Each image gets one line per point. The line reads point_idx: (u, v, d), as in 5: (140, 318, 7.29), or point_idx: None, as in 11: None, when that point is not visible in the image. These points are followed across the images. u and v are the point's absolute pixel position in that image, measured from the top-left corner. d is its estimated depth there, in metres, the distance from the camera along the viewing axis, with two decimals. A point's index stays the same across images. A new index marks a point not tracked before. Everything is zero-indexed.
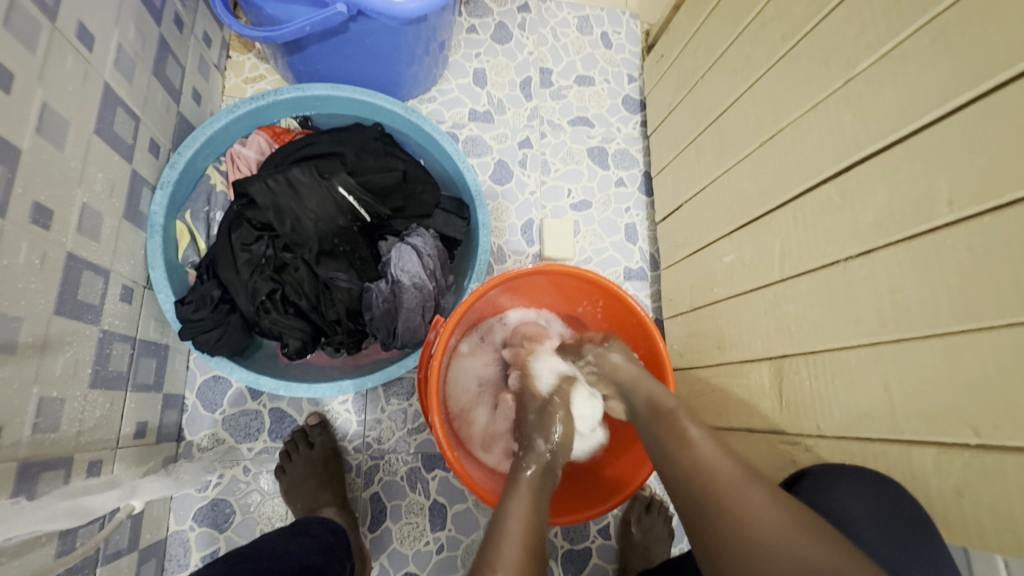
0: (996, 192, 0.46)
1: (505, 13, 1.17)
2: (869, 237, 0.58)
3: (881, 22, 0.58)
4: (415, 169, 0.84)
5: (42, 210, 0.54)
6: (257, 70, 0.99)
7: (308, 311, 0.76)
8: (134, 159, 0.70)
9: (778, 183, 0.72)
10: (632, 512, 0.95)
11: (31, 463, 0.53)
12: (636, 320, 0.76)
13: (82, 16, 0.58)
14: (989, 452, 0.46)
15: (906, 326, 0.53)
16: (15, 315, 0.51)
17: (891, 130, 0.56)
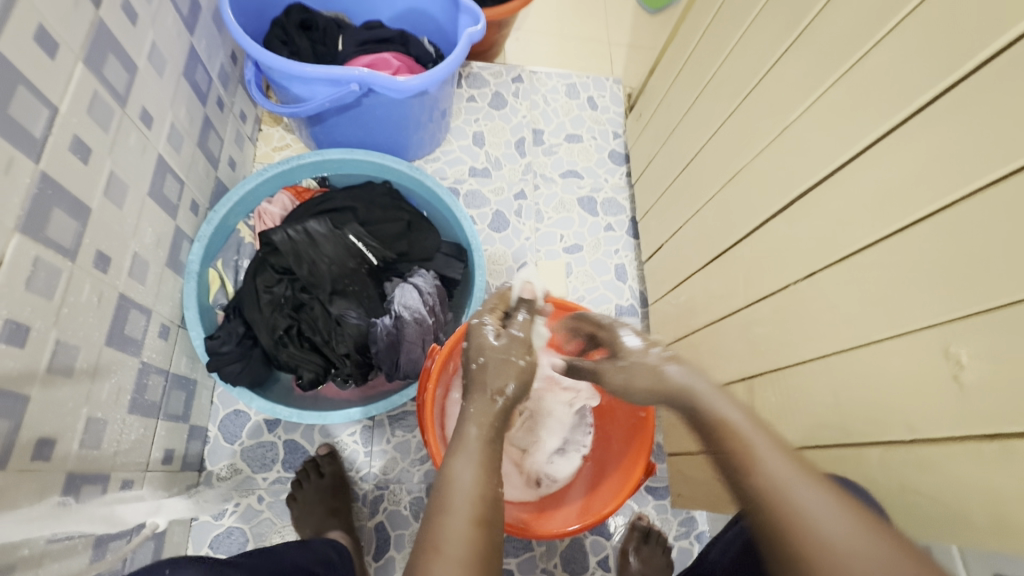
0: (902, 215, 0.53)
1: (501, 84, 1.33)
2: (811, 262, 0.65)
3: (805, 80, 0.68)
4: (419, 219, 0.95)
5: (102, 256, 0.65)
6: (284, 139, 1.14)
7: (321, 345, 0.85)
8: (177, 216, 0.83)
9: (738, 219, 0.81)
10: (631, 541, 0.96)
11: (76, 475, 0.61)
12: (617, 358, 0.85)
13: (145, 103, 0.72)
14: (922, 446, 0.50)
15: (846, 337, 0.59)
16: (74, 343, 0.60)
17: (818, 170, 0.65)
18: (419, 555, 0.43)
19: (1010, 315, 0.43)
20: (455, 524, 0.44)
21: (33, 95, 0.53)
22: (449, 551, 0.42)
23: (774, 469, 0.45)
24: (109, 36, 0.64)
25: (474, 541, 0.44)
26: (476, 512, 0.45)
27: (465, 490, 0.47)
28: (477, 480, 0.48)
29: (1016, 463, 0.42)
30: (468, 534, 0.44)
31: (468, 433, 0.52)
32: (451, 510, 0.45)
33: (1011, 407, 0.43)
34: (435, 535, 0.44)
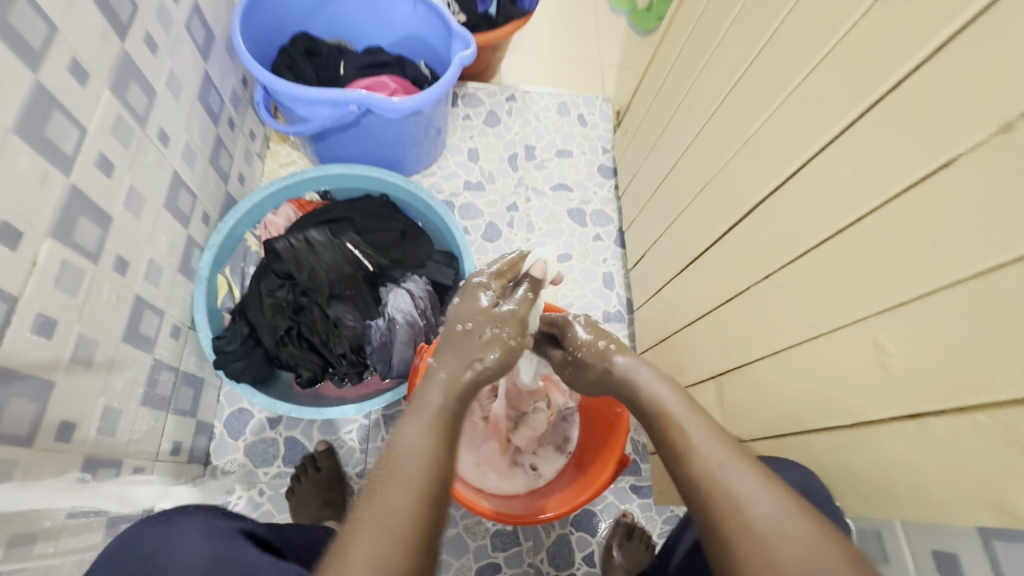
0: (834, 222, 0.58)
1: (495, 103, 1.41)
2: (767, 265, 0.70)
3: (757, 98, 0.73)
4: (413, 228, 1.02)
5: (121, 261, 0.72)
6: (290, 156, 1.22)
7: (319, 346, 0.91)
8: (189, 226, 0.90)
9: (707, 227, 0.86)
10: (614, 537, 0.99)
11: (93, 458, 0.67)
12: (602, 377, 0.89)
13: (162, 124, 0.80)
14: (860, 429, 0.55)
15: (797, 333, 0.64)
16: (94, 337, 0.66)
17: (768, 182, 0.71)
18: (357, 528, 0.42)
19: (923, 307, 0.48)
20: (397, 496, 0.44)
21: (66, 117, 0.61)
22: (392, 523, 0.42)
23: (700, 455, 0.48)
24: (132, 66, 0.72)
25: (416, 511, 0.43)
26: (422, 482, 0.45)
27: (412, 460, 0.47)
28: (428, 449, 0.48)
29: (933, 440, 0.47)
30: (411, 505, 0.43)
31: (425, 404, 0.53)
32: (394, 483, 0.45)
33: (928, 390, 0.47)
34: (373, 509, 0.43)
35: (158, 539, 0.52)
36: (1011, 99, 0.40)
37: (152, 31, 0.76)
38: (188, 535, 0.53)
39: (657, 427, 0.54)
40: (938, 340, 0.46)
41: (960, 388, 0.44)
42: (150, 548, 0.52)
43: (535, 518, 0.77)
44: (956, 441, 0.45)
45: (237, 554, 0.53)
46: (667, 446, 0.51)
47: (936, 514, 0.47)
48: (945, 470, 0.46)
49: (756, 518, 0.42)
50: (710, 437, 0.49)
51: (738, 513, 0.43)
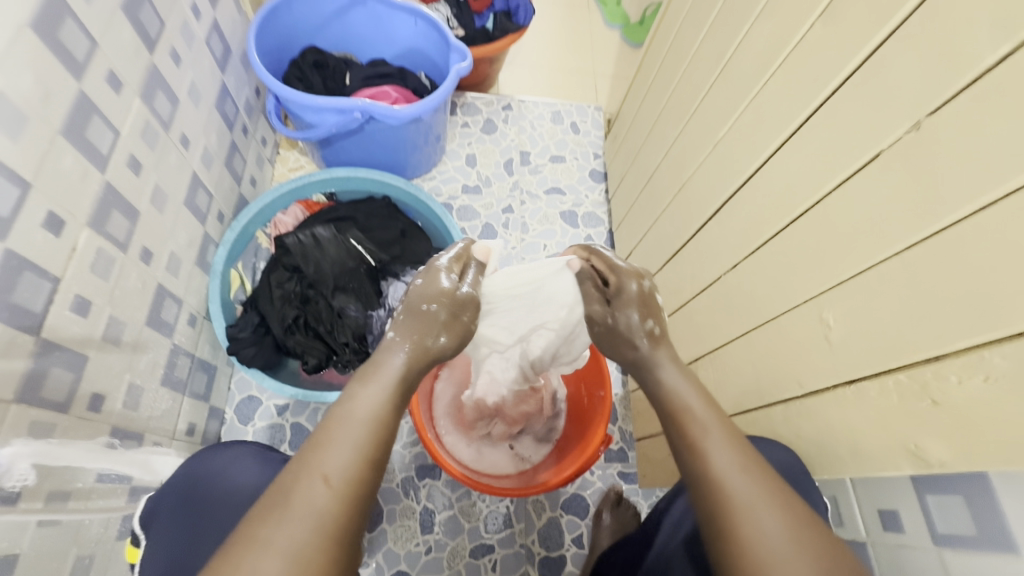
0: (786, 214, 0.65)
1: (492, 111, 1.49)
2: (734, 255, 0.77)
3: (726, 104, 0.80)
4: (412, 227, 1.10)
5: (146, 251, 0.79)
6: (299, 161, 1.30)
7: (324, 334, 0.98)
8: (206, 223, 0.97)
9: (685, 224, 0.93)
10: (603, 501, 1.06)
11: (119, 429, 0.73)
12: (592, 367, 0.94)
13: (184, 129, 0.87)
14: (809, 398, 0.61)
15: (759, 316, 0.70)
16: (122, 319, 0.74)
17: (733, 181, 0.77)
18: (299, 475, 0.48)
19: (855, 285, 0.54)
20: (338, 451, 0.49)
21: (103, 122, 0.69)
22: (332, 477, 0.48)
23: (728, 457, 0.51)
24: (159, 77, 0.80)
25: (354, 468, 0.49)
26: (362, 442, 0.51)
27: (354, 422, 0.52)
28: (369, 414, 0.53)
29: (865, 401, 0.53)
30: (349, 461, 0.49)
31: (374, 373, 0.57)
32: (336, 440, 0.50)
33: (861, 357, 0.53)
34: (316, 462, 0.48)
35: (225, 456, 0.65)
36: (918, 100, 0.47)
37: (177, 45, 0.84)
38: (249, 456, 0.66)
39: (669, 422, 0.57)
40: (867, 313, 0.52)
41: (885, 353, 0.51)
42: (220, 462, 0.64)
43: (502, 492, 0.83)
44: (884, 400, 0.51)
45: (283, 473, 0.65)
46: (681, 438, 0.54)
47: (869, 468, 0.53)
48: (875, 426, 0.52)
49: (759, 518, 0.46)
50: (730, 438, 0.52)
51: (749, 528, 0.46)
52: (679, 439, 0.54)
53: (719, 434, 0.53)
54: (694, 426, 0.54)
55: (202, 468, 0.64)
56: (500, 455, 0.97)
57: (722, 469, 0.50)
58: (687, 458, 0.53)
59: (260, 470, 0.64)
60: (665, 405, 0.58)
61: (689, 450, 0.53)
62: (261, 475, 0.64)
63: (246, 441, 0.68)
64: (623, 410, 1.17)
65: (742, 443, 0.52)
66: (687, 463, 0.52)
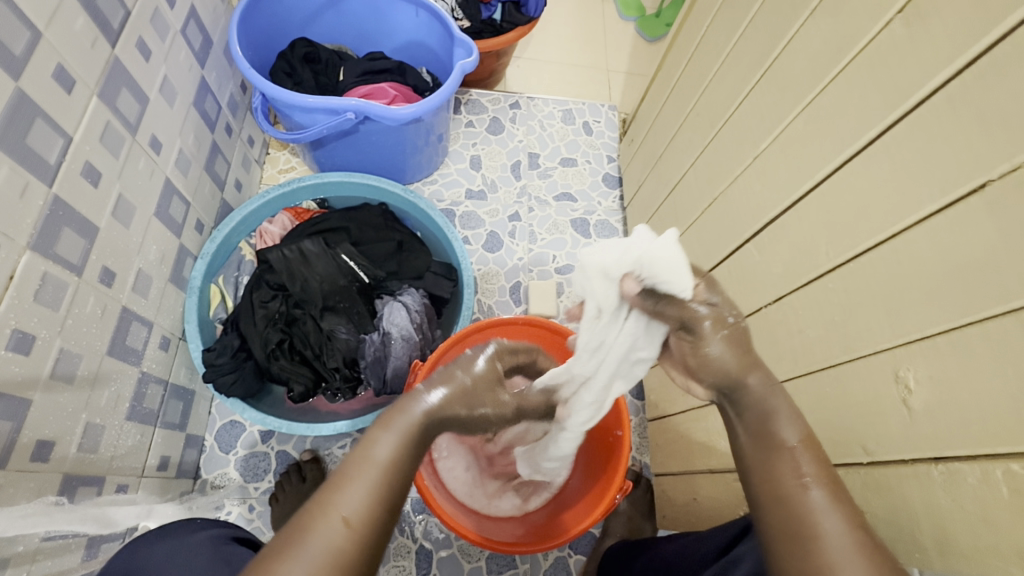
0: (852, 245, 0.56)
1: (499, 109, 1.38)
2: (782, 285, 0.67)
3: (771, 113, 0.70)
4: (410, 239, 1.00)
5: (108, 272, 0.70)
6: (290, 162, 1.20)
7: (311, 359, 0.89)
8: (182, 236, 0.88)
9: (716, 244, 0.84)
10: None
11: (73, 477, 0.65)
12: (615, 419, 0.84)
13: (155, 131, 0.78)
14: (880, 467, 0.52)
15: (813, 360, 0.61)
16: (76, 352, 0.64)
17: (780, 201, 0.68)
18: (316, 515, 0.43)
19: (949, 342, 0.45)
20: (356, 489, 0.44)
21: (49, 126, 0.59)
22: (354, 519, 0.43)
23: (834, 518, 0.45)
24: (123, 72, 0.70)
25: (375, 511, 0.44)
26: (383, 485, 0.46)
27: (375, 462, 0.47)
28: (392, 454, 0.47)
29: (958, 485, 0.44)
30: (371, 501, 0.44)
31: (394, 418, 0.50)
32: (356, 478, 0.45)
33: (956, 428, 0.44)
34: (331, 503, 0.43)
35: (168, 548, 0.55)
36: None
37: (146, 36, 0.74)
38: (195, 544, 0.56)
39: (759, 460, 0.50)
40: (964, 382, 0.44)
41: (991, 432, 0.42)
42: (158, 559, 0.54)
43: (511, 549, 0.75)
44: (987, 490, 0.42)
45: (239, 558, 0.56)
46: (764, 483, 0.48)
47: (954, 563, 0.45)
48: (970, 517, 0.43)
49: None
50: (834, 497, 0.46)
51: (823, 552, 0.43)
52: (762, 484, 0.49)
53: (826, 490, 0.46)
54: (787, 473, 0.48)
55: (139, 561, 0.54)
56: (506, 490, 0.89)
57: (823, 530, 0.44)
58: (772, 504, 0.47)
59: (209, 561, 0.54)
60: (757, 442, 0.51)
61: (765, 485, 0.48)
62: (212, 564, 0.54)
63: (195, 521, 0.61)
64: (638, 439, 1.08)
65: (836, 487, 0.47)
66: (767, 498, 0.48)
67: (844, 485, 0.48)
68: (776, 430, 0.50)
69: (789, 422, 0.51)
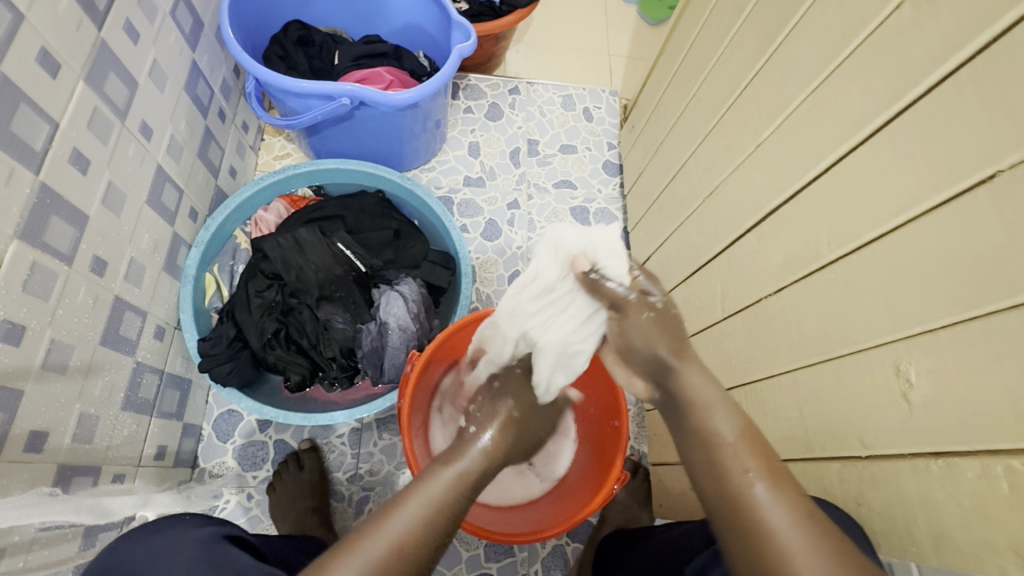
0: (855, 236, 0.54)
1: (497, 95, 1.36)
2: (782, 276, 0.66)
3: (774, 100, 0.68)
4: (407, 227, 0.99)
5: (99, 261, 0.69)
6: (285, 149, 1.18)
7: (308, 349, 0.89)
8: (175, 224, 0.87)
9: (716, 233, 0.83)
10: None
11: (67, 467, 0.65)
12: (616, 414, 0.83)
13: (145, 116, 0.76)
14: (877, 460, 0.52)
15: (811, 352, 0.60)
16: (68, 342, 0.64)
17: (783, 190, 0.66)
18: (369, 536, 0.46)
19: (950, 336, 0.44)
20: (404, 519, 0.48)
21: (34, 111, 0.57)
22: (396, 546, 0.46)
23: (783, 512, 0.44)
24: (111, 55, 0.68)
25: (421, 539, 0.48)
26: (429, 515, 0.49)
27: (428, 497, 0.50)
28: (445, 491, 0.51)
29: (956, 480, 0.44)
30: (418, 531, 0.48)
31: (456, 461, 0.54)
32: (404, 507, 0.48)
33: (956, 424, 0.44)
34: (380, 532, 0.46)
35: (158, 543, 0.55)
36: None
37: (133, 18, 0.72)
38: (184, 540, 0.56)
39: (714, 460, 0.49)
40: (967, 376, 0.43)
41: (992, 427, 0.41)
42: (144, 557, 0.54)
43: (508, 539, 0.74)
44: (987, 486, 0.41)
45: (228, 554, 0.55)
46: (714, 482, 0.49)
47: (950, 559, 0.44)
48: (969, 513, 0.43)
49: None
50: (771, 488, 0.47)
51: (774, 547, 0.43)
52: (708, 478, 0.49)
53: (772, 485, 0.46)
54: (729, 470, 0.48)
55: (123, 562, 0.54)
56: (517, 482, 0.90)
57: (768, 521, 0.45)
58: (727, 508, 0.47)
59: (197, 555, 0.54)
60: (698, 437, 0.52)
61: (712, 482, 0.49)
62: (194, 565, 0.53)
63: (183, 518, 0.60)
64: (636, 428, 1.08)
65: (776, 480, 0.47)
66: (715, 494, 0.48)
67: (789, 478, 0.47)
68: (713, 426, 0.51)
69: (728, 416, 0.51)
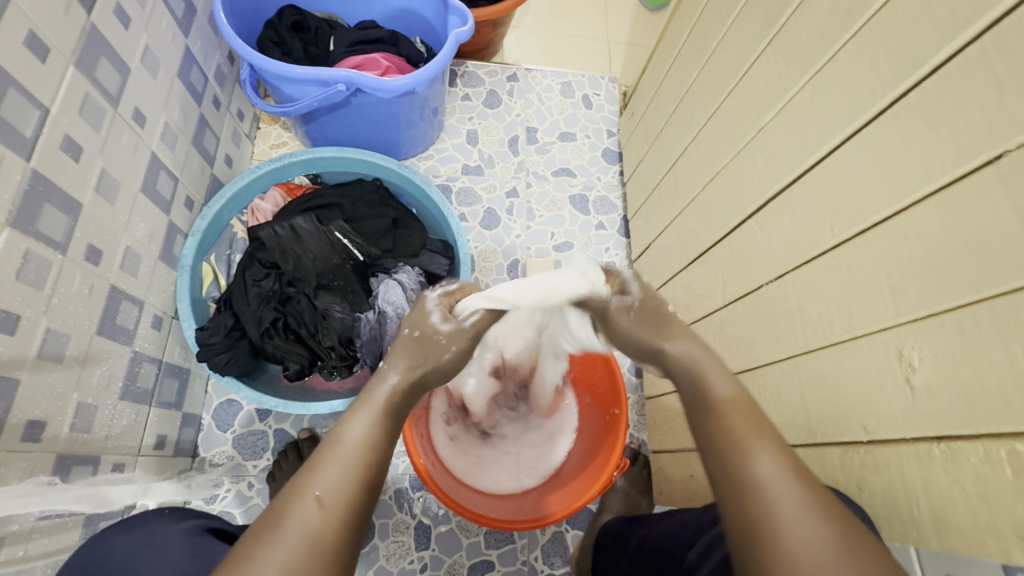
0: (857, 221, 0.54)
1: (496, 82, 1.34)
2: (783, 262, 0.66)
3: (776, 83, 0.67)
4: (405, 216, 0.98)
5: (94, 250, 0.68)
6: (282, 137, 1.17)
7: (306, 338, 0.88)
8: (171, 212, 0.86)
9: (716, 220, 0.82)
10: None
11: (66, 457, 0.65)
12: (616, 407, 0.83)
13: (138, 103, 0.75)
14: (879, 446, 0.52)
15: (813, 338, 0.60)
16: (65, 332, 0.63)
17: (786, 174, 0.65)
18: (292, 495, 0.41)
19: (955, 320, 0.44)
20: (334, 469, 0.44)
21: (23, 96, 0.56)
22: (326, 498, 0.42)
23: (771, 460, 0.42)
24: (101, 40, 0.67)
25: (354, 493, 0.43)
26: (364, 464, 0.45)
27: (353, 441, 0.46)
28: (370, 435, 0.47)
29: (959, 465, 0.43)
30: (349, 483, 0.43)
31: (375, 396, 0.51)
32: (335, 458, 0.44)
33: (960, 409, 0.44)
34: (307, 483, 0.42)
35: (137, 539, 0.55)
36: None
37: (124, 1, 0.70)
38: (170, 534, 0.56)
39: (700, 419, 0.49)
40: (971, 361, 0.43)
41: (995, 411, 0.41)
42: (125, 554, 0.54)
43: (498, 524, 0.74)
44: (990, 469, 0.41)
45: (209, 552, 0.55)
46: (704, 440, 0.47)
47: (952, 543, 0.44)
48: (971, 496, 0.43)
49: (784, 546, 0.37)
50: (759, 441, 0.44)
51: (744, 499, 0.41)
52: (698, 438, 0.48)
53: (764, 437, 0.44)
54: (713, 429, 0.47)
55: (106, 555, 0.54)
56: (509, 470, 0.90)
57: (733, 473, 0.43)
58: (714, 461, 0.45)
59: (180, 551, 0.54)
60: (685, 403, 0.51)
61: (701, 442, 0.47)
62: (182, 562, 0.53)
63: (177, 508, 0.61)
64: (636, 416, 1.09)
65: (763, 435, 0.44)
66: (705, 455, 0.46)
67: (785, 439, 0.45)
68: (709, 389, 0.50)
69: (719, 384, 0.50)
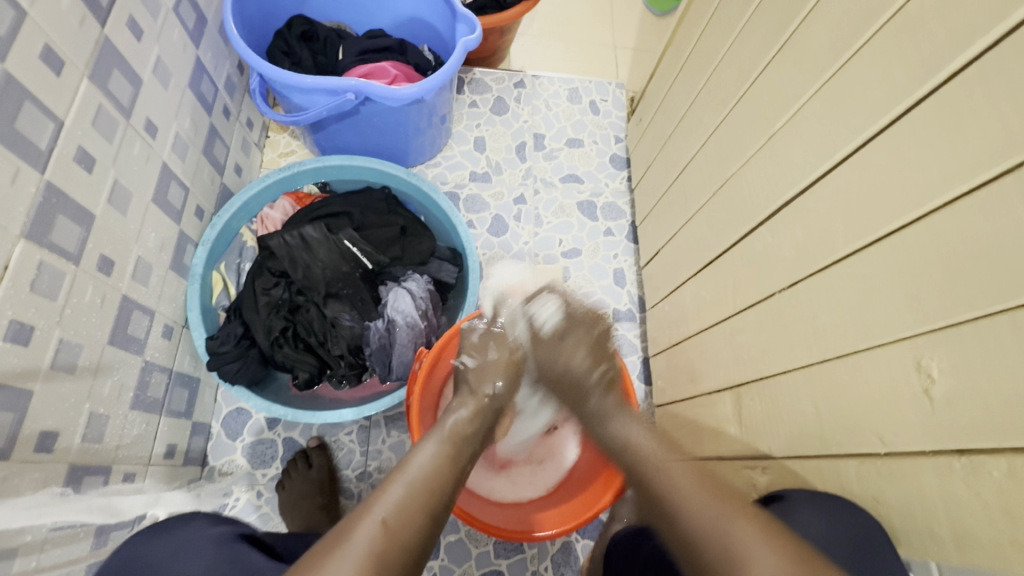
0: (872, 229, 0.53)
1: (503, 88, 1.34)
2: (796, 269, 0.65)
3: (787, 89, 0.67)
4: (414, 224, 0.98)
5: (106, 260, 0.68)
6: (290, 146, 1.17)
7: (315, 347, 0.88)
8: (182, 222, 0.86)
9: (726, 227, 0.82)
10: None
11: (77, 467, 0.65)
12: None
13: (149, 113, 0.75)
14: (896, 459, 0.51)
15: (828, 347, 0.59)
16: (77, 342, 0.64)
17: (797, 182, 0.65)
18: (360, 515, 0.47)
19: (976, 330, 0.43)
20: (395, 494, 0.50)
21: (38, 109, 0.57)
22: (389, 523, 0.47)
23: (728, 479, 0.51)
24: (114, 52, 0.67)
25: (411, 521, 0.48)
26: (422, 493, 0.51)
27: (415, 469, 0.54)
28: (428, 469, 0.54)
29: (983, 479, 0.42)
30: (406, 508, 0.49)
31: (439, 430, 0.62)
32: (396, 484, 0.51)
33: (982, 422, 0.43)
34: (372, 507, 0.48)
35: (175, 541, 0.55)
36: None
37: (136, 14, 0.71)
38: (206, 538, 0.56)
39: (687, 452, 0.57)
40: (993, 372, 0.42)
41: (1020, 423, 0.40)
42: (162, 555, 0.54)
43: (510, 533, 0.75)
44: (1014, 483, 0.40)
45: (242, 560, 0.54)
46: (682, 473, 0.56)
47: (977, 559, 0.43)
48: (994, 510, 0.41)
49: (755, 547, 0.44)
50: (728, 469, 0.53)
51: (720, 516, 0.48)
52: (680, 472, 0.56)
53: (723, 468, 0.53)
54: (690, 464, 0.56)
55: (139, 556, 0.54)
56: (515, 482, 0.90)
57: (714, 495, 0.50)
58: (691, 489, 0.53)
59: (217, 556, 0.54)
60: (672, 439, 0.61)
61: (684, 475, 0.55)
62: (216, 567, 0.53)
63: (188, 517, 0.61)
64: None
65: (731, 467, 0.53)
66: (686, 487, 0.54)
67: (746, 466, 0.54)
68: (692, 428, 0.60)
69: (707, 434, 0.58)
